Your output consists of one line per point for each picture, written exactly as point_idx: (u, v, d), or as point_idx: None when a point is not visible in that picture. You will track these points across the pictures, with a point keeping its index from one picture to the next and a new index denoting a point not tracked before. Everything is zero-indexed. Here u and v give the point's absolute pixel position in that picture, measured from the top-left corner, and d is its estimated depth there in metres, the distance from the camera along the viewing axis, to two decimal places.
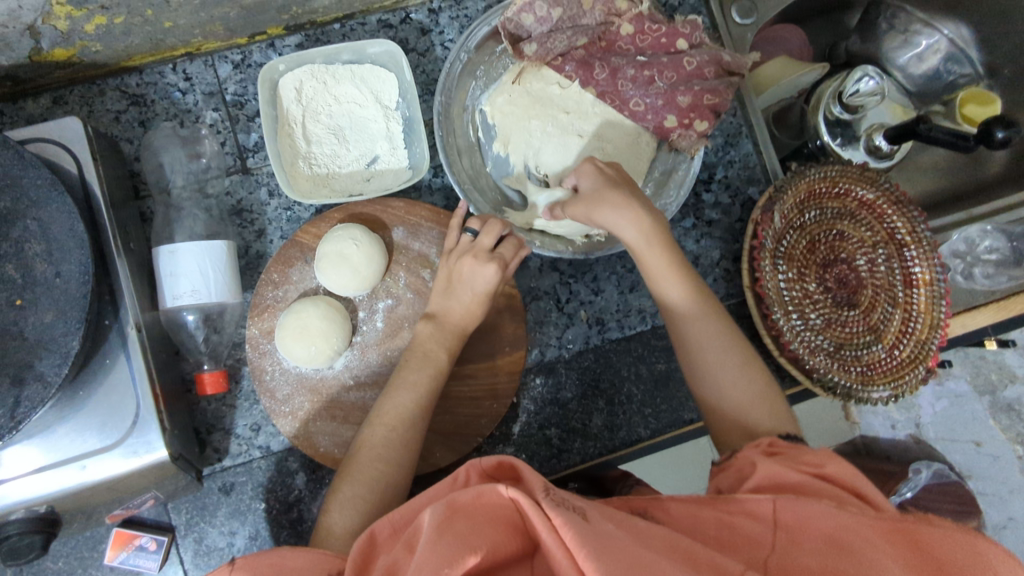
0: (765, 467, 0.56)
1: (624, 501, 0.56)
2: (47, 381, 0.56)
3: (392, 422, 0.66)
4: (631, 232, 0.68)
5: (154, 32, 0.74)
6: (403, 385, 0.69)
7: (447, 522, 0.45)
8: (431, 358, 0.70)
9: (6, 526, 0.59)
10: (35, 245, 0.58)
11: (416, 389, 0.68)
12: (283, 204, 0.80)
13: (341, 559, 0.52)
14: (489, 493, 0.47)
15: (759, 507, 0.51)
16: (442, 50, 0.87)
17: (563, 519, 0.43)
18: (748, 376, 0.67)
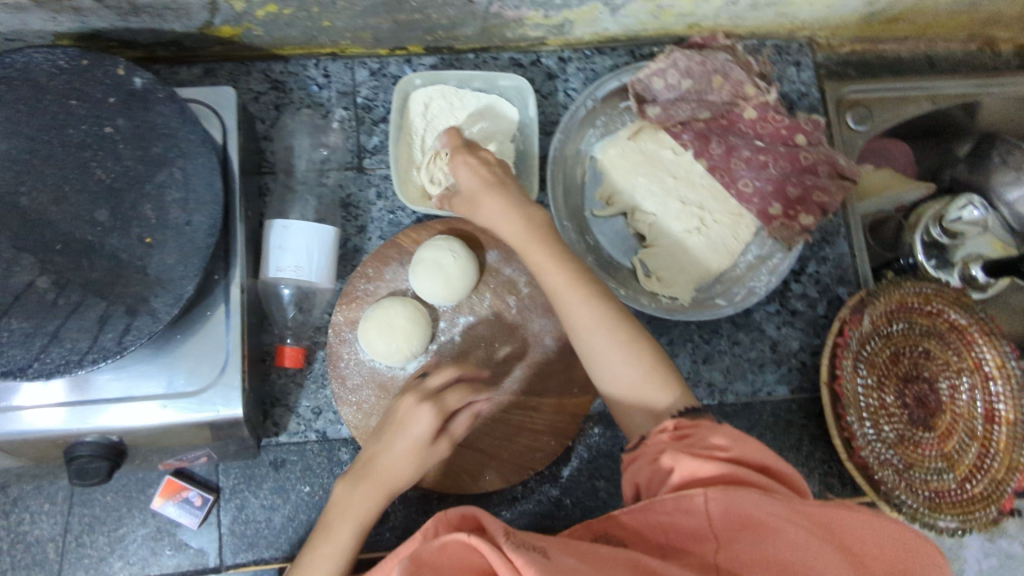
0: (683, 464, 0.54)
1: (586, 526, 0.56)
2: (157, 317, 0.59)
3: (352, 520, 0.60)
4: (509, 228, 0.66)
5: (312, 28, 0.80)
6: (371, 477, 0.61)
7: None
8: (405, 456, 0.62)
9: (81, 445, 0.62)
10: (175, 192, 0.63)
11: (383, 478, 0.61)
12: (388, 207, 0.84)
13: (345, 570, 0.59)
14: (452, 546, 0.49)
15: (693, 504, 0.50)
16: (564, 96, 0.91)
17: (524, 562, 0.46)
18: (632, 358, 0.63)
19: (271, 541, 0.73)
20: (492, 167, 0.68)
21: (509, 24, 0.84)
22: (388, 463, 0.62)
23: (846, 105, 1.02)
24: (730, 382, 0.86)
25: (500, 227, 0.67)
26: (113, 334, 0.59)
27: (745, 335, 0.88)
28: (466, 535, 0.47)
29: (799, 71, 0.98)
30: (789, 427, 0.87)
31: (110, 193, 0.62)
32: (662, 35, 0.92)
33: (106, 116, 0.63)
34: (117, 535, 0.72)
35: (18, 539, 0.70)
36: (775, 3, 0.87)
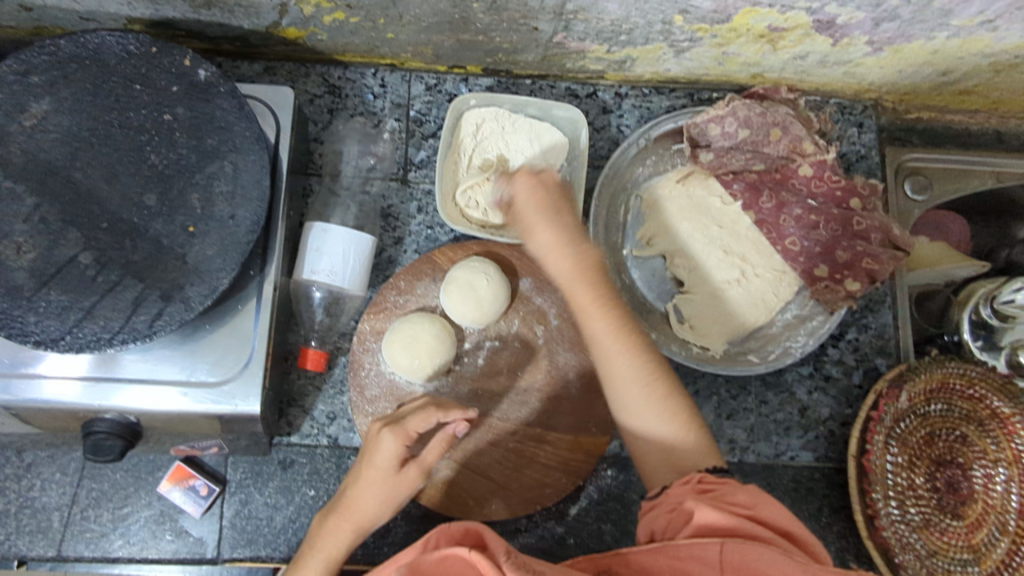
0: (700, 514, 0.52)
1: (589, 560, 0.54)
2: (189, 305, 0.60)
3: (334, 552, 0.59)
4: (562, 262, 0.62)
5: (376, 38, 0.81)
6: (347, 505, 0.60)
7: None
8: (377, 488, 0.59)
9: (98, 422, 0.63)
10: (223, 184, 0.64)
11: (362, 507, 0.59)
12: (427, 222, 0.84)
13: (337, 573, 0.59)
14: (453, 558, 0.51)
15: (708, 555, 0.49)
16: (616, 132, 0.90)
17: None
18: (666, 404, 0.60)
19: (270, 540, 0.73)
20: (553, 190, 0.65)
21: (570, 54, 0.84)
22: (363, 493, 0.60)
23: (905, 171, 0.99)
24: (753, 442, 0.83)
25: (543, 256, 0.63)
26: (145, 317, 0.59)
27: (773, 395, 0.85)
28: (467, 552, 0.49)
29: (861, 133, 0.95)
30: (810, 495, 0.83)
31: (161, 179, 0.63)
32: (722, 81, 0.91)
33: (166, 104, 0.65)
34: (121, 513, 0.72)
35: (25, 505, 0.71)
36: (844, 62, 0.85)
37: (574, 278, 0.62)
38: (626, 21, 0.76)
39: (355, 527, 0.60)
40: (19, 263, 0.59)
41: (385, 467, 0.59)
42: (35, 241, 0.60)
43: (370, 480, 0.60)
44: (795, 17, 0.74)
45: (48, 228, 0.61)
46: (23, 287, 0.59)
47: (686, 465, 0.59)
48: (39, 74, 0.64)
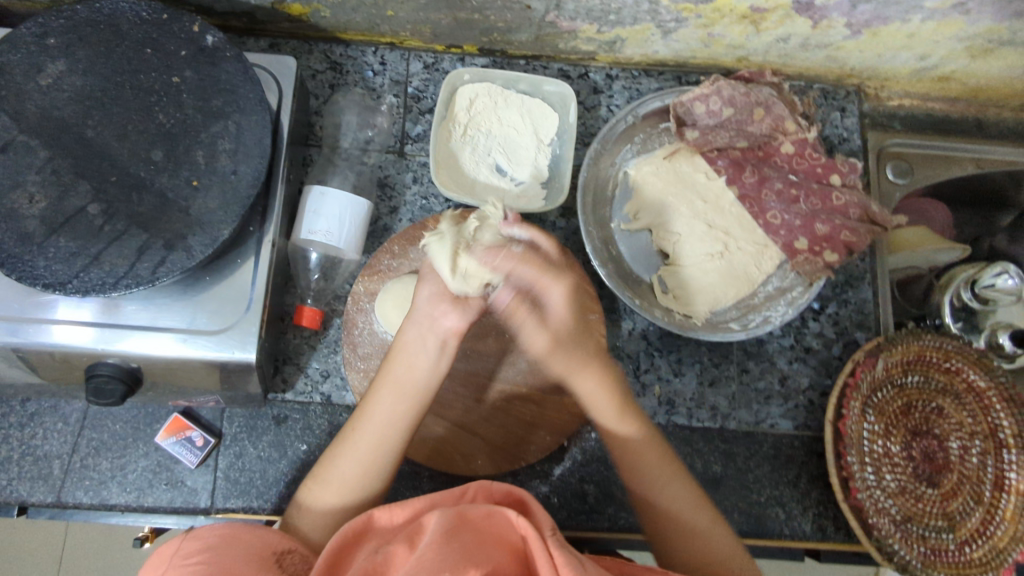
0: None
1: (611, 560, 0.64)
2: (191, 254, 0.63)
3: (385, 419, 0.66)
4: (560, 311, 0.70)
5: (376, 16, 0.85)
6: (391, 378, 0.67)
7: (453, 533, 0.54)
8: (422, 348, 0.67)
9: (101, 366, 0.66)
10: (226, 142, 0.67)
11: (406, 377, 0.67)
12: (421, 192, 0.87)
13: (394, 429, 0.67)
14: (497, 516, 0.57)
15: None
16: (606, 111, 0.93)
17: (562, 560, 0.53)
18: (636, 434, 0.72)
19: (262, 493, 0.74)
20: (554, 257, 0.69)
21: (562, 34, 0.87)
22: (410, 357, 0.68)
23: (887, 156, 1.02)
24: (734, 409, 0.86)
25: (552, 303, 0.70)
26: (148, 264, 0.62)
27: (754, 365, 0.88)
28: (517, 516, 0.56)
29: (843, 117, 0.98)
30: (789, 462, 0.86)
31: (168, 136, 0.67)
32: (709, 64, 0.95)
33: (175, 67, 0.68)
34: (120, 462, 0.74)
35: (28, 453, 0.74)
36: (825, 45, 0.88)
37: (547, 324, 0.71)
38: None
39: (399, 394, 0.67)
40: (31, 211, 0.62)
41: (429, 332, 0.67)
42: (47, 191, 0.63)
43: (418, 335, 0.68)
44: None
45: (60, 179, 0.64)
46: (34, 234, 0.62)
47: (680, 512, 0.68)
48: (56, 37, 0.68)
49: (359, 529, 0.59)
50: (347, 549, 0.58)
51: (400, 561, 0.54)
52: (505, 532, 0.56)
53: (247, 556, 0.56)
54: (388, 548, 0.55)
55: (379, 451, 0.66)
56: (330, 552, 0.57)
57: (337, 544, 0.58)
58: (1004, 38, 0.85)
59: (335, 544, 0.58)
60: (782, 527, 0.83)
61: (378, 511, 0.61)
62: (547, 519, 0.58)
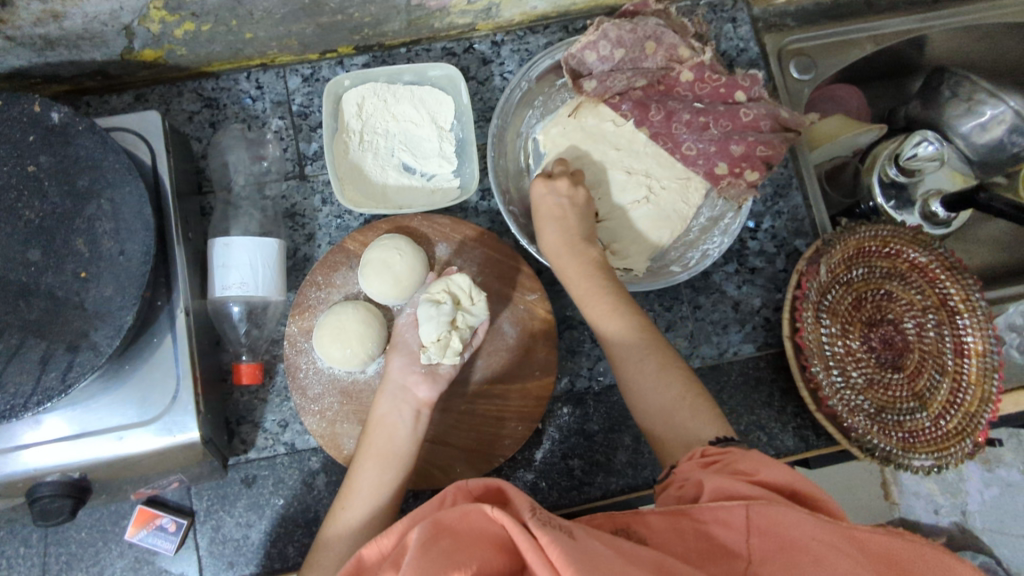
0: (712, 481, 0.54)
1: (608, 517, 0.56)
2: (99, 350, 0.59)
3: (370, 488, 0.67)
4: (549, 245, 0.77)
5: (236, 41, 0.78)
6: (366, 449, 0.69)
7: (430, 546, 0.50)
8: (395, 416, 0.70)
9: (42, 486, 0.62)
10: (105, 223, 0.62)
11: (386, 443, 0.69)
12: (334, 212, 0.83)
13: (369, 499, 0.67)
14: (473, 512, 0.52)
15: (734, 518, 0.51)
16: (500, 81, 0.90)
17: (549, 538, 0.47)
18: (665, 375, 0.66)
19: (250, 558, 0.73)
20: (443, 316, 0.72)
21: (433, 13, 0.83)
22: (387, 427, 0.70)
23: (788, 55, 1.01)
24: (695, 346, 0.86)
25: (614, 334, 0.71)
26: (56, 373, 0.58)
27: (705, 299, 0.88)
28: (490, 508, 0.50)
29: (736, 27, 0.98)
30: (759, 384, 0.86)
31: (42, 233, 0.62)
32: (592, 7, 0.91)
33: (27, 154, 0.63)
34: (96, 570, 0.71)
35: None
36: None
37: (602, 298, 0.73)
38: None
39: (382, 460, 0.68)
40: None
41: (392, 406, 0.70)
42: None
43: (392, 401, 0.71)
44: None
45: None
46: None
47: (682, 431, 0.63)
48: None
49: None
50: None
51: None
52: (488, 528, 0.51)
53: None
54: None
55: (377, 512, 0.67)
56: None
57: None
58: None
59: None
60: (767, 449, 0.85)
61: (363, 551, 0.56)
62: (525, 498, 0.53)
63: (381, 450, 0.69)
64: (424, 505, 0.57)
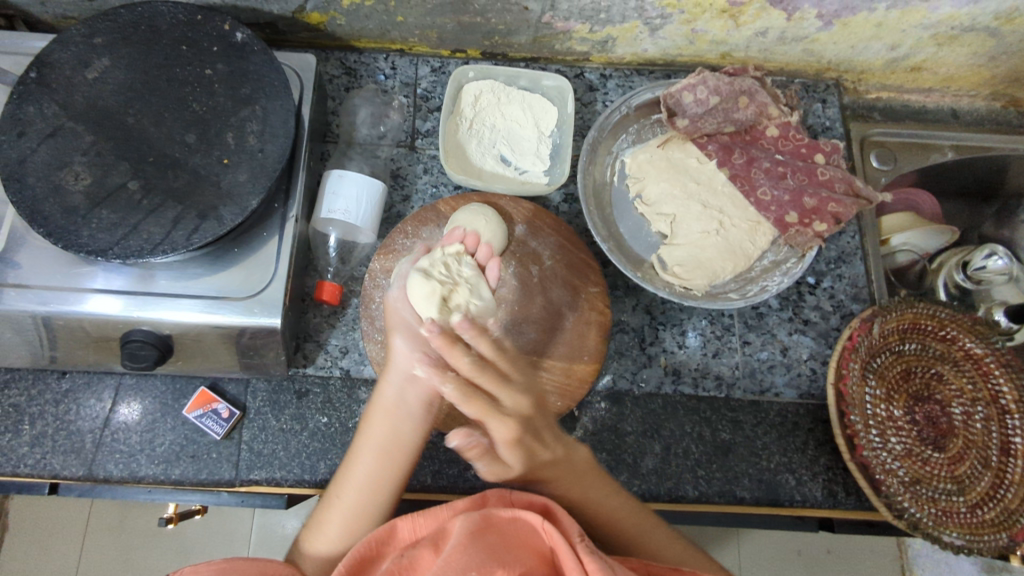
0: None
1: (637, 561, 0.66)
2: (223, 222, 0.69)
3: (368, 478, 0.69)
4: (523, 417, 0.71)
5: (387, 22, 0.91)
6: (367, 441, 0.71)
7: (479, 534, 0.59)
8: (404, 409, 0.72)
9: (135, 333, 0.70)
10: (254, 125, 0.73)
11: (391, 430, 0.71)
12: (432, 181, 0.92)
13: (371, 488, 0.69)
14: (521, 521, 0.61)
15: None
16: (601, 107, 1.00)
17: (593, 565, 0.56)
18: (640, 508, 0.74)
19: (284, 464, 0.77)
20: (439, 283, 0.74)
21: (558, 35, 0.94)
22: (394, 420, 0.71)
23: (870, 145, 1.08)
24: (739, 378, 0.89)
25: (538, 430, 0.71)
26: (183, 233, 0.68)
27: (755, 336, 0.91)
28: (543, 524, 0.60)
29: (825, 108, 1.04)
30: (795, 429, 0.87)
31: (201, 122, 0.73)
32: (695, 62, 1.02)
33: (208, 61, 0.75)
34: (149, 437, 0.77)
35: (61, 427, 0.77)
36: (801, 38, 0.95)
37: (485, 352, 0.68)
38: None
39: (386, 450, 0.70)
40: (77, 187, 0.68)
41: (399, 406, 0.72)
42: (91, 170, 0.69)
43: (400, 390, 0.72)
44: None
45: (103, 160, 0.70)
46: (79, 207, 0.67)
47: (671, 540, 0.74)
48: (101, 36, 0.75)
49: (380, 540, 0.63)
50: (372, 559, 0.63)
51: (426, 564, 0.60)
52: (531, 538, 0.60)
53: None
54: (414, 552, 0.60)
55: (375, 499, 0.69)
56: (351, 561, 0.61)
57: (360, 553, 0.62)
58: (965, 24, 0.92)
59: (357, 551, 0.62)
60: (794, 493, 0.85)
61: (399, 521, 0.64)
62: (572, 524, 0.62)
63: (385, 442, 0.70)
64: (467, 499, 0.66)
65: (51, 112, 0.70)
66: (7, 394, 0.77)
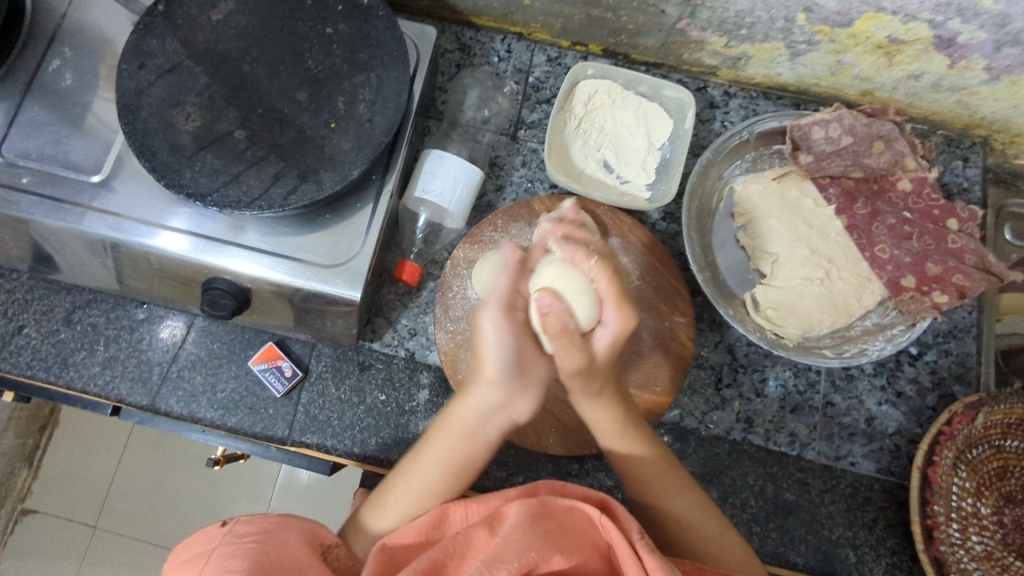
0: None
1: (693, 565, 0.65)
2: (321, 186, 0.68)
3: (422, 474, 0.69)
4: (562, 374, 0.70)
5: (513, 4, 0.88)
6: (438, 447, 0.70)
7: (538, 519, 0.62)
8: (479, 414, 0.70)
9: (218, 280, 0.70)
10: (365, 92, 0.72)
11: (463, 425, 0.70)
12: (528, 176, 0.89)
13: (436, 475, 0.69)
14: (579, 512, 0.64)
15: None
16: (719, 126, 0.94)
17: (654, 564, 0.59)
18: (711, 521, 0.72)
19: (336, 433, 0.77)
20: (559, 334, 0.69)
21: (690, 44, 0.89)
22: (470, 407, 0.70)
23: (1006, 216, 0.99)
24: (814, 440, 0.82)
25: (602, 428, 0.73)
26: (281, 191, 0.67)
27: (841, 399, 0.84)
28: (601, 516, 0.63)
29: (965, 167, 0.95)
30: (866, 505, 0.81)
31: (315, 81, 0.72)
32: (831, 95, 0.94)
33: (331, 19, 0.74)
34: (212, 380, 0.78)
35: (132, 354, 0.79)
36: (958, 89, 0.86)
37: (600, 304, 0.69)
38: (750, 13, 0.80)
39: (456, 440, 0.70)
40: (187, 127, 0.68)
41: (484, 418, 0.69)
42: (202, 112, 0.69)
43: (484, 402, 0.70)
44: (917, 29, 0.76)
45: (214, 104, 0.70)
46: (186, 148, 0.68)
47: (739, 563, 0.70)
48: None
49: (432, 523, 0.66)
50: (424, 541, 0.65)
51: (480, 543, 0.62)
52: (587, 530, 0.64)
53: (301, 535, 0.65)
54: (469, 530, 0.63)
55: (440, 473, 0.69)
56: (402, 543, 0.64)
57: (413, 536, 0.65)
58: None
59: (409, 535, 0.64)
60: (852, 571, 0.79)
61: (450, 509, 0.67)
62: (630, 521, 0.65)
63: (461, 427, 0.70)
64: (517, 488, 0.69)
65: (173, 48, 0.71)
66: (88, 313, 0.79)
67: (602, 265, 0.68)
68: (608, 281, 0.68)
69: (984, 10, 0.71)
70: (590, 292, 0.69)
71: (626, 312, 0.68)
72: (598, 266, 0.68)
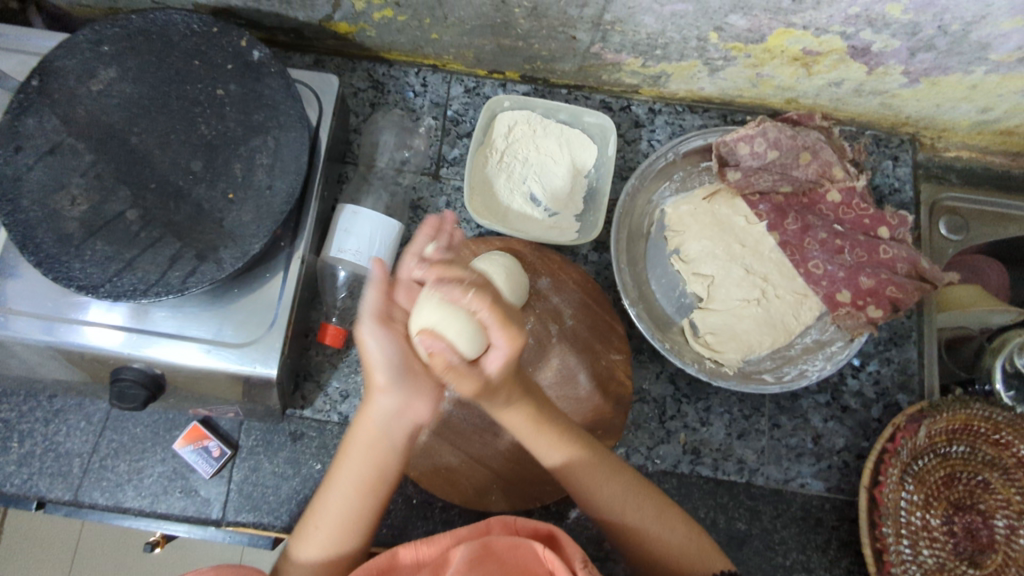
0: None
1: None
2: (222, 266, 0.64)
3: (343, 490, 0.62)
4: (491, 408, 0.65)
5: (421, 38, 0.84)
6: (349, 446, 0.63)
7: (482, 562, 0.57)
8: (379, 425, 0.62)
9: (126, 370, 0.66)
10: (263, 157, 0.68)
11: (369, 439, 0.62)
12: (454, 217, 0.87)
13: (357, 496, 0.62)
14: (524, 547, 0.59)
15: None
16: (646, 146, 0.92)
17: None
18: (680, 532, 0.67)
19: (272, 509, 0.75)
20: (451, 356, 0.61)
21: (607, 66, 0.86)
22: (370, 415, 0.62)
23: (940, 211, 0.98)
24: (762, 464, 0.82)
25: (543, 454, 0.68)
26: (179, 274, 0.64)
27: (786, 419, 0.84)
28: (545, 550, 0.58)
29: (896, 166, 0.94)
30: (819, 525, 0.81)
31: (208, 148, 0.68)
32: (757, 104, 0.93)
33: (220, 80, 0.70)
34: (138, 465, 0.76)
35: (49, 448, 0.75)
36: (880, 92, 0.85)
37: (489, 325, 0.60)
38: (662, 35, 0.77)
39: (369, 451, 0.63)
40: (72, 213, 0.64)
41: (390, 427, 0.62)
42: (88, 194, 0.65)
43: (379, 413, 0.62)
44: (831, 40, 0.74)
45: (102, 184, 0.65)
46: (73, 236, 0.63)
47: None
48: (109, 44, 0.70)
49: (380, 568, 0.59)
50: None
51: None
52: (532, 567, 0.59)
53: None
54: None
55: (361, 491, 0.62)
56: None
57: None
58: None
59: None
60: None
61: (400, 550, 0.60)
62: (577, 552, 0.60)
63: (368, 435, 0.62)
64: (467, 526, 0.62)
65: (50, 126, 0.66)
66: None
67: (482, 296, 0.59)
68: (491, 307, 0.59)
69: (893, 20, 0.69)
70: (474, 323, 0.60)
71: (514, 333, 0.60)
72: (475, 298, 0.59)
